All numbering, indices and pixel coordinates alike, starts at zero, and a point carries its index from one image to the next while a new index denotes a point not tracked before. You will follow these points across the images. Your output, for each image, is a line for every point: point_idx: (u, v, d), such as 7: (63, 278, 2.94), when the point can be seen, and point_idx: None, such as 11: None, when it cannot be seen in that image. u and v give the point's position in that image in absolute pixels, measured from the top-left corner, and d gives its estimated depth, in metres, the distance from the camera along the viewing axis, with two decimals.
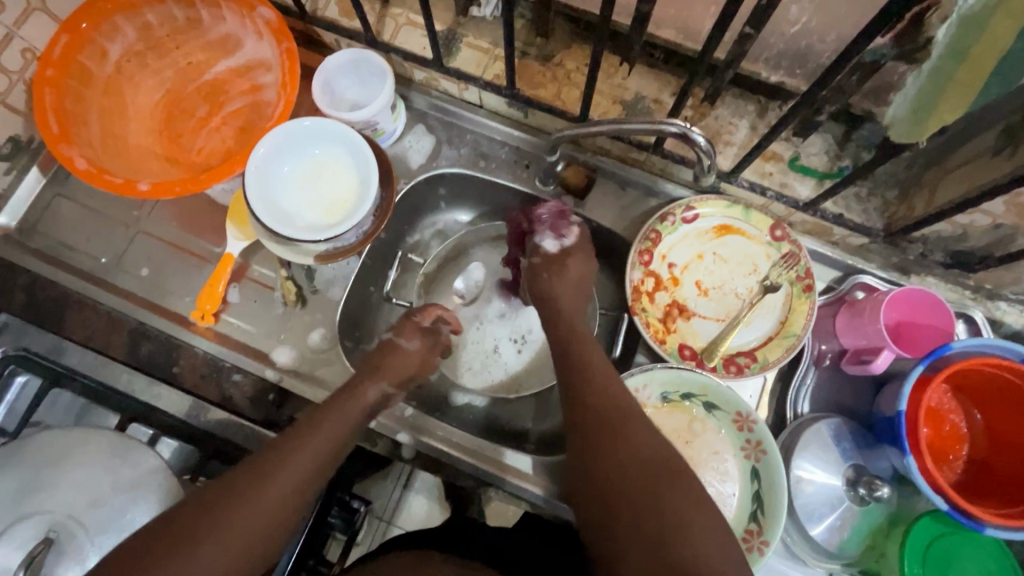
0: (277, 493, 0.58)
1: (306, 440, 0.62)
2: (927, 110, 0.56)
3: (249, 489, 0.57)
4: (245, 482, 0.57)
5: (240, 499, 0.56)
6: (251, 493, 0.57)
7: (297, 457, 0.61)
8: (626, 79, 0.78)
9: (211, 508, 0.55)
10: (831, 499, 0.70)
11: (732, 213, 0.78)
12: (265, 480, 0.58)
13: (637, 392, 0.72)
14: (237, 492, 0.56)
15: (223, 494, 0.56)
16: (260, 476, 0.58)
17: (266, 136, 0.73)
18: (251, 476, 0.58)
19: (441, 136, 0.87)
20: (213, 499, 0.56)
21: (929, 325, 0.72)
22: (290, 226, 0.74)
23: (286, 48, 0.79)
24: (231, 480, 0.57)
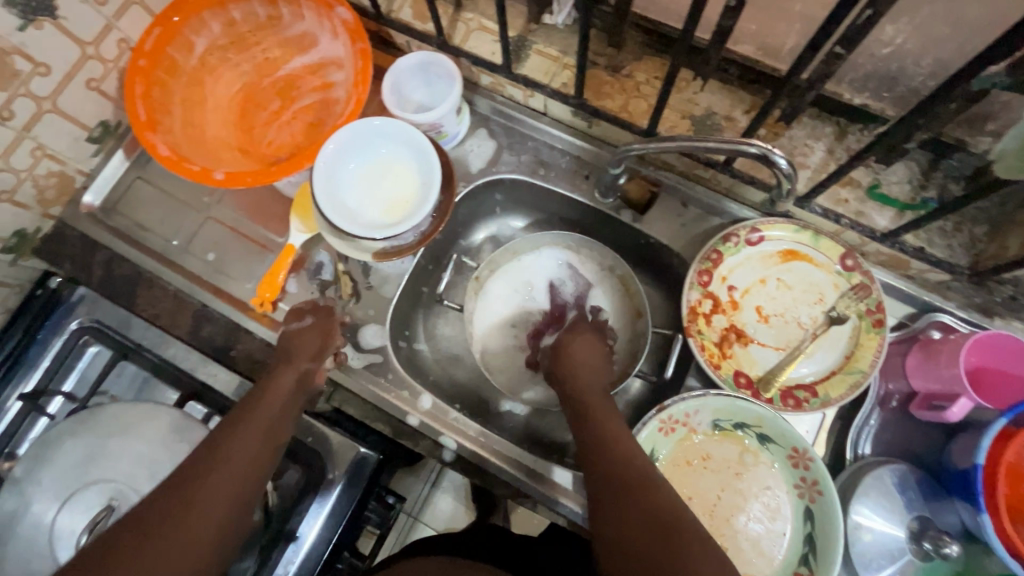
0: (230, 470, 0.59)
1: (243, 430, 0.63)
2: None
3: (210, 470, 0.59)
4: (199, 466, 0.59)
5: (205, 478, 0.58)
6: (203, 482, 0.58)
7: (232, 447, 0.61)
8: (697, 94, 0.76)
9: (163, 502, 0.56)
10: (891, 550, 0.65)
11: (799, 238, 0.75)
12: (220, 465, 0.59)
13: (687, 417, 0.70)
14: (193, 482, 0.57)
15: (182, 485, 0.57)
16: (212, 461, 0.60)
17: (336, 134, 0.75)
18: (204, 463, 0.59)
19: (503, 141, 0.87)
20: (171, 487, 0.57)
21: (1014, 375, 0.67)
22: (351, 223, 0.75)
23: (360, 47, 0.81)
24: (189, 467, 0.59)
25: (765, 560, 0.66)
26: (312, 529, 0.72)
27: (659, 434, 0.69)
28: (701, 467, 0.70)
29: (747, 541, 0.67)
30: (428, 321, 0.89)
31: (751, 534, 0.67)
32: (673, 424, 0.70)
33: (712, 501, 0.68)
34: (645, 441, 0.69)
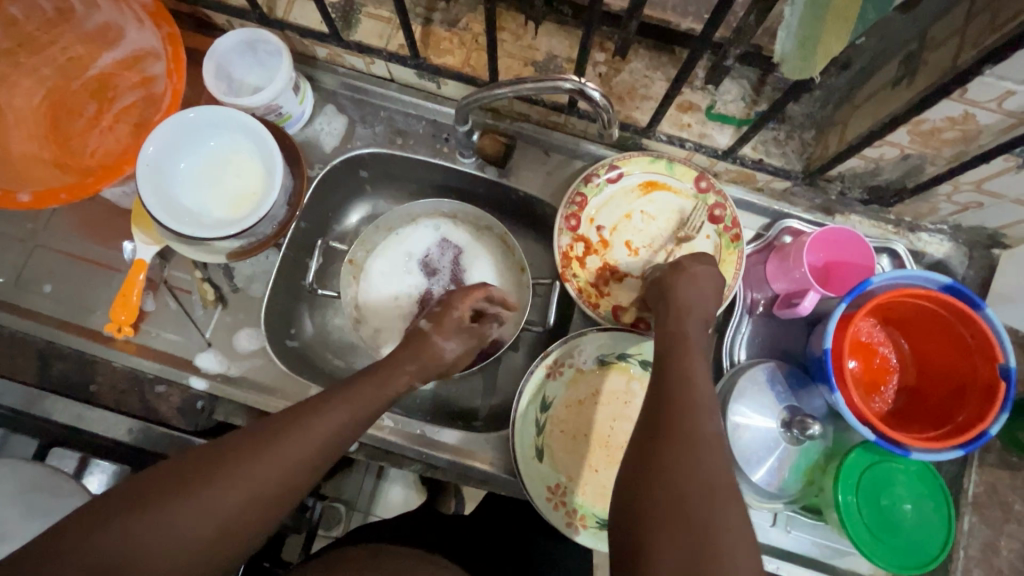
0: (322, 434, 0.50)
1: (338, 405, 0.53)
2: (813, 41, 0.54)
3: (300, 435, 0.49)
4: (289, 432, 0.49)
5: (283, 441, 0.48)
6: (281, 452, 0.48)
7: (329, 419, 0.51)
8: (535, 39, 0.75)
9: (195, 473, 0.45)
10: (768, 441, 0.71)
11: (655, 168, 0.77)
12: (302, 438, 0.49)
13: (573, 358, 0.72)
14: (252, 454, 0.47)
15: (236, 458, 0.46)
16: (298, 433, 0.49)
17: (154, 132, 0.68)
18: (277, 430, 0.49)
19: (354, 115, 0.83)
20: (200, 463, 0.46)
21: (852, 263, 0.73)
22: (194, 225, 0.70)
23: (167, 33, 0.74)
24: (276, 426, 0.49)
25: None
26: None
27: (548, 379, 0.71)
28: (592, 403, 0.72)
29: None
30: (308, 317, 0.83)
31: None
32: (561, 367, 0.72)
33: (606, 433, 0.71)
34: (535, 388, 0.70)
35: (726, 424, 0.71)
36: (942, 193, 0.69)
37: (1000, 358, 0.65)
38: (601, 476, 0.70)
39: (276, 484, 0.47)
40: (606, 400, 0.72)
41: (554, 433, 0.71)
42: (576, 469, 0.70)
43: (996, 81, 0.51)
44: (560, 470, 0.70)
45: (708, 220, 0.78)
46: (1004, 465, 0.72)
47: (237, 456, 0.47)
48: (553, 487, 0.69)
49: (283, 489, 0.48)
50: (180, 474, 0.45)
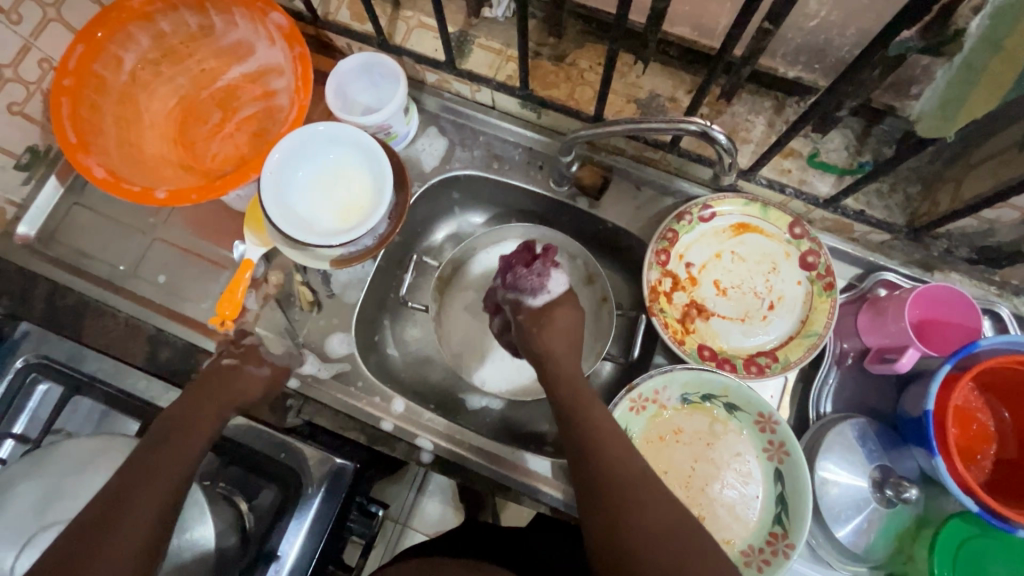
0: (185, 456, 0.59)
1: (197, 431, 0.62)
2: (956, 104, 0.56)
3: (167, 460, 0.58)
4: (147, 468, 0.57)
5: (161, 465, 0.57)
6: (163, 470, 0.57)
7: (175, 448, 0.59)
8: (639, 78, 0.78)
9: (119, 501, 0.54)
10: (857, 501, 0.68)
11: (749, 211, 0.78)
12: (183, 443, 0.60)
13: (657, 394, 0.71)
14: (145, 482, 0.56)
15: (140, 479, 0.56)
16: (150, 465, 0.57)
17: (280, 143, 0.73)
18: (137, 475, 0.56)
19: (454, 138, 0.87)
20: (123, 489, 0.55)
21: (954, 324, 0.71)
22: (306, 232, 0.73)
23: (299, 53, 0.79)
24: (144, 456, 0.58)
25: (742, 523, 0.68)
26: (293, 546, 0.69)
27: (631, 413, 0.70)
28: (673, 440, 0.71)
29: (723, 505, 0.69)
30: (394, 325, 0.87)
31: (727, 499, 0.69)
32: (643, 402, 0.71)
33: (686, 472, 0.70)
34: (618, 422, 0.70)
35: (813, 479, 0.69)
36: None
37: None
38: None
39: (169, 488, 0.56)
40: (687, 440, 0.71)
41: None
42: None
43: None
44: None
45: (800, 266, 0.77)
46: None
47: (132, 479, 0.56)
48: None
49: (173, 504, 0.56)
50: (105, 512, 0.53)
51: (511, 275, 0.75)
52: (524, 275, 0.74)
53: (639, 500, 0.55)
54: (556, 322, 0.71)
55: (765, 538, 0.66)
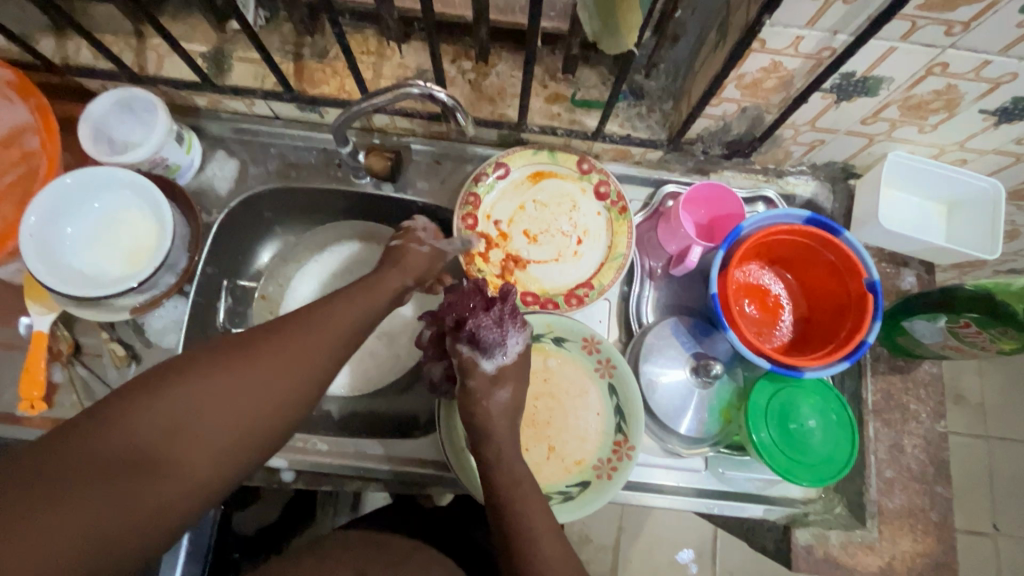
0: (208, 421, 0.49)
1: (219, 390, 0.51)
2: (613, 16, 0.58)
3: (135, 432, 0.47)
4: (106, 442, 0.46)
5: (143, 433, 0.47)
6: (170, 432, 0.48)
7: (190, 411, 0.49)
8: (403, 58, 0.80)
9: (57, 468, 0.44)
10: (683, 391, 0.75)
11: (539, 159, 0.83)
12: (150, 405, 0.48)
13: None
14: (116, 445, 0.46)
15: (103, 444, 0.46)
16: (151, 426, 0.48)
17: (34, 203, 0.67)
18: (115, 437, 0.47)
19: (245, 156, 0.85)
20: (86, 440, 0.46)
21: (729, 214, 0.80)
22: (91, 286, 0.70)
23: (36, 103, 0.75)
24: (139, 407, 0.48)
25: (589, 440, 0.72)
26: None
27: None
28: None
29: (569, 430, 0.73)
30: None
31: (572, 423, 0.73)
32: None
33: (533, 411, 0.74)
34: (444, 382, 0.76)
35: (642, 382, 0.75)
36: (787, 136, 0.76)
37: (863, 273, 0.72)
38: (531, 455, 0.72)
39: (162, 477, 0.47)
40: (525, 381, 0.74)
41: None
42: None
43: (783, 30, 0.57)
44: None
45: (596, 198, 0.83)
46: (894, 371, 0.77)
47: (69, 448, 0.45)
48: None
49: (167, 487, 0.47)
50: (72, 450, 0.45)
51: (470, 322, 0.63)
52: (487, 327, 0.63)
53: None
54: (495, 401, 0.61)
55: (610, 448, 0.71)
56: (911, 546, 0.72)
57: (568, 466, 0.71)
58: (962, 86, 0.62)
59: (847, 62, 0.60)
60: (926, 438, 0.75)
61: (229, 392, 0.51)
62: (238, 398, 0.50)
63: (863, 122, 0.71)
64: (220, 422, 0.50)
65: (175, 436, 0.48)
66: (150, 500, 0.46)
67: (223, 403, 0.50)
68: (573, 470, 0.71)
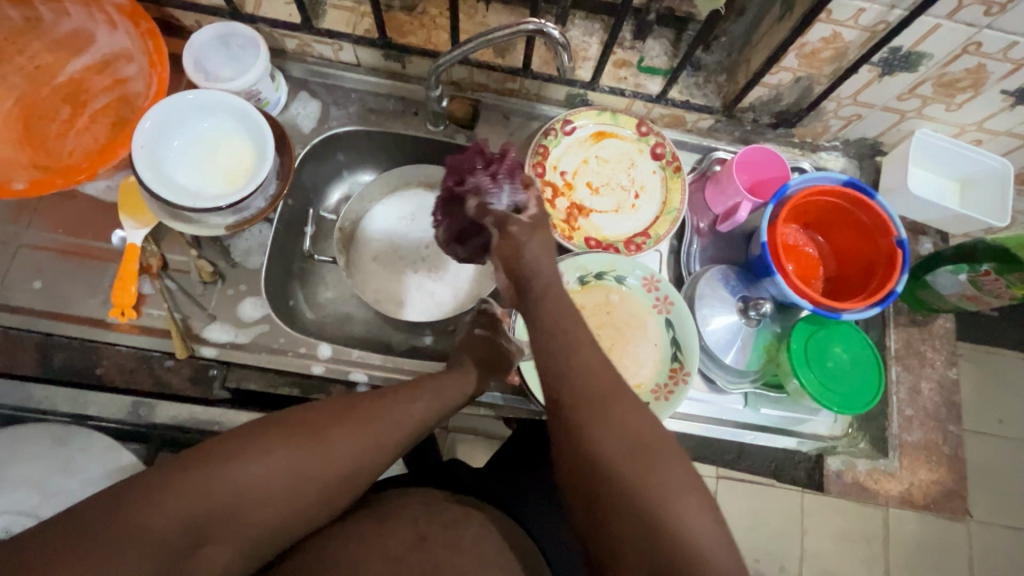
0: (352, 446, 0.54)
1: (370, 419, 0.56)
2: None
3: (294, 444, 0.52)
4: (273, 438, 0.52)
5: (303, 443, 0.52)
6: (320, 442, 0.53)
7: (346, 435, 0.55)
8: (486, 17, 0.87)
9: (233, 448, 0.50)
10: (734, 330, 0.82)
11: (602, 119, 0.90)
12: (354, 432, 0.55)
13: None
14: (277, 448, 0.51)
15: (276, 438, 0.52)
16: (312, 440, 0.53)
17: (151, 112, 0.72)
18: (283, 437, 0.52)
19: (326, 99, 0.90)
20: (267, 429, 0.52)
21: (772, 178, 0.89)
22: (193, 198, 0.73)
23: (146, 29, 0.79)
24: (306, 421, 0.54)
25: (647, 367, 0.79)
26: None
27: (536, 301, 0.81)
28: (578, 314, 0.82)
29: (629, 357, 0.80)
30: (314, 283, 0.91)
31: (632, 352, 0.80)
32: None
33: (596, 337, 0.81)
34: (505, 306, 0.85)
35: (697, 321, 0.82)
36: (830, 109, 0.85)
37: (893, 232, 0.81)
38: None
39: (291, 478, 0.51)
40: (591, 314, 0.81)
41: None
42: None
43: (849, 2, 0.66)
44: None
45: (653, 157, 0.90)
46: (913, 323, 0.86)
47: (294, 438, 0.52)
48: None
49: (304, 484, 0.52)
50: (250, 441, 0.51)
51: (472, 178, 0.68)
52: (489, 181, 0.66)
53: (620, 408, 0.52)
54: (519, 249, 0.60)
55: (667, 374, 0.78)
56: (927, 474, 0.82)
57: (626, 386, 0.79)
58: (990, 65, 0.72)
59: (898, 36, 0.69)
60: (941, 382, 0.84)
61: (379, 422, 0.57)
62: (409, 424, 0.59)
63: (898, 98, 0.80)
64: (365, 446, 0.55)
65: (331, 447, 0.53)
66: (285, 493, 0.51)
67: (369, 435, 0.56)
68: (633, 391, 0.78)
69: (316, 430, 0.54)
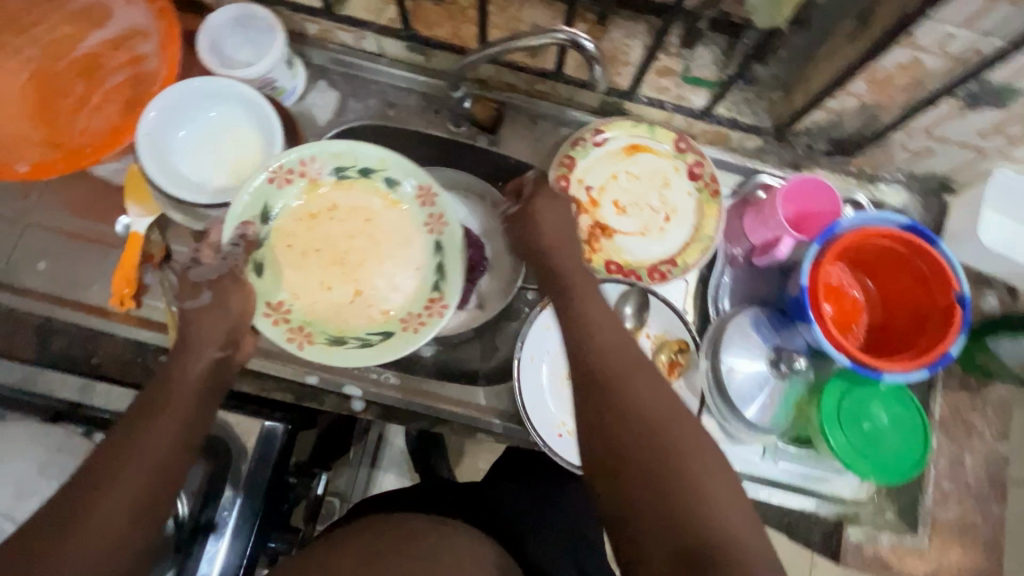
0: (159, 465, 0.51)
1: (104, 453, 0.51)
2: None
3: (97, 500, 0.48)
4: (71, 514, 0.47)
5: (103, 501, 0.48)
6: (120, 486, 0.49)
7: (143, 465, 0.51)
8: (520, 11, 0.79)
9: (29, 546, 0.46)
10: (759, 381, 0.75)
11: (637, 131, 0.82)
12: (146, 458, 0.51)
13: (305, 164, 0.71)
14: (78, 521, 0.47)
15: (71, 511, 0.48)
16: (110, 486, 0.49)
17: (156, 100, 0.68)
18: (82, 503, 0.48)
19: (345, 90, 0.85)
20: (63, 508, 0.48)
21: (821, 211, 0.80)
22: (197, 193, 0.71)
23: (161, 7, 0.76)
24: (92, 478, 0.49)
25: (405, 296, 0.73)
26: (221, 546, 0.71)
27: (272, 185, 0.70)
28: (325, 215, 0.74)
29: (381, 271, 0.74)
30: None
31: (383, 262, 0.74)
32: (287, 173, 0.70)
33: (337, 247, 0.74)
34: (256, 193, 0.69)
35: (720, 368, 0.75)
36: (896, 141, 0.75)
37: (954, 286, 0.72)
38: (336, 295, 0.73)
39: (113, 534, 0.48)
40: (346, 213, 0.74)
41: (279, 245, 0.72)
42: (300, 285, 0.72)
43: (936, 27, 0.57)
44: (284, 285, 0.72)
45: (688, 178, 0.83)
46: (965, 388, 0.78)
47: (90, 483, 0.49)
48: (273, 303, 0.70)
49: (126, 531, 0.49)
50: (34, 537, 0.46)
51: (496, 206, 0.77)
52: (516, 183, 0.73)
53: (638, 388, 0.55)
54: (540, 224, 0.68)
55: (423, 305, 0.72)
56: (959, 556, 0.75)
57: (369, 317, 0.72)
58: None
59: (989, 70, 0.60)
60: (986, 455, 0.76)
61: (157, 434, 0.53)
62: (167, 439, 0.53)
63: (981, 135, 0.70)
64: (168, 455, 0.52)
65: (136, 479, 0.50)
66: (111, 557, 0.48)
67: (169, 443, 0.53)
68: (376, 319, 0.72)
69: (116, 468, 0.50)
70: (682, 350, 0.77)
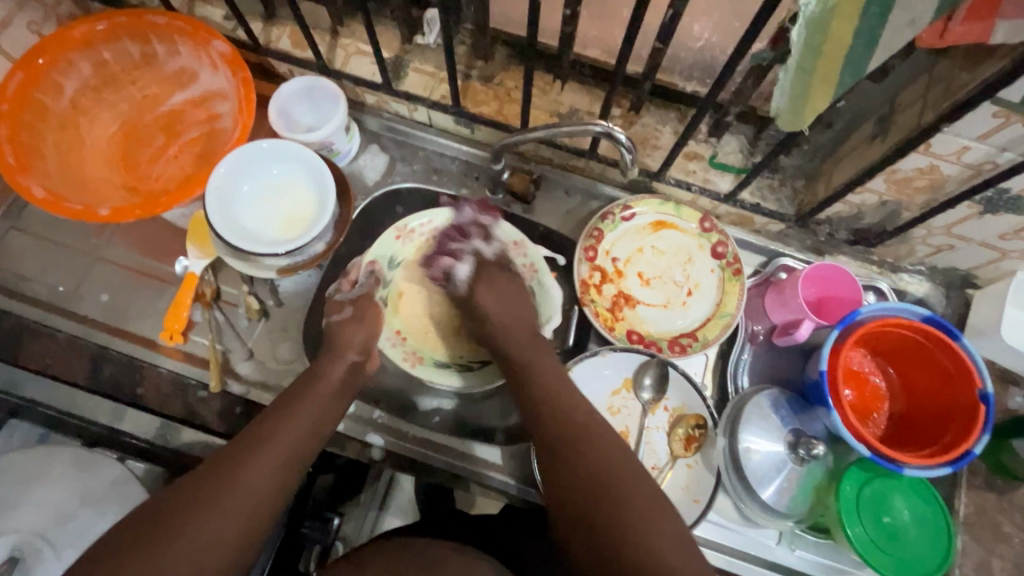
0: (291, 441, 0.60)
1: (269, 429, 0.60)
2: (802, 97, 0.59)
3: (249, 461, 0.57)
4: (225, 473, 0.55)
5: (250, 466, 0.56)
6: (260, 458, 0.57)
7: (281, 439, 0.59)
8: (560, 95, 0.86)
9: (187, 502, 0.53)
10: (777, 464, 0.75)
11: (664, 209, 0.86)
12: (281, 437, 0.59)
13: (418, 228, 0.84)
14: (224, 482, 0.55)
15: (221, 475, 0.55)
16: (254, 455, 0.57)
17: (227, 158, 0.77)
18: (232, 465, 0.56)
19: (395, 154, 0.92)
20: (215, 471, 0.56)
21: (845, 297, 0.81)
22: (253, 242, 0.77)
23: (241, 77, 0.84)
24: (238, 448, 0.58)
25: None
26: None
27: (395, 240, 0.83)
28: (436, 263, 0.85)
29: None
30: None
31: None
32: (409, 232, 0.84)
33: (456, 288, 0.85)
34: (383, 245, 0.83)
35: (737, 448, 0.75)
36: (917, 235, 0.78)
37: (977, 384, 0.72)
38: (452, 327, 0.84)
39: (261, 492, 0.56)
40: None
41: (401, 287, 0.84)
42: (412, 317, 0.84)
43: (953, 139, 0.62)
44: (405, 320, 0.83)
45: (712, 256, 0.86)
46: (991, 488, 0.76)
47: (235, 455, 0.57)
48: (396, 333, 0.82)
49: (266, 495, 0.56)
50: (191, 495, 0.54)
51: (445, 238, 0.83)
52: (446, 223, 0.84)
53: (582, 451, 0.63)
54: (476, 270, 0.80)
55: None
56: None
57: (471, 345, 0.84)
58: None
59: (1008, 180, 0.63)
60: (1017, 563, 0.73)
61: (299, 416, 0.62)
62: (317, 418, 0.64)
63: (1002, 237, 0.72)
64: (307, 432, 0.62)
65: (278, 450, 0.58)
66: (252, 511, 0.55)
67: (304, 425, 0.62)
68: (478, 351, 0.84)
69: (257, 440, 0.59)
70: (699, 426, 0.79)
